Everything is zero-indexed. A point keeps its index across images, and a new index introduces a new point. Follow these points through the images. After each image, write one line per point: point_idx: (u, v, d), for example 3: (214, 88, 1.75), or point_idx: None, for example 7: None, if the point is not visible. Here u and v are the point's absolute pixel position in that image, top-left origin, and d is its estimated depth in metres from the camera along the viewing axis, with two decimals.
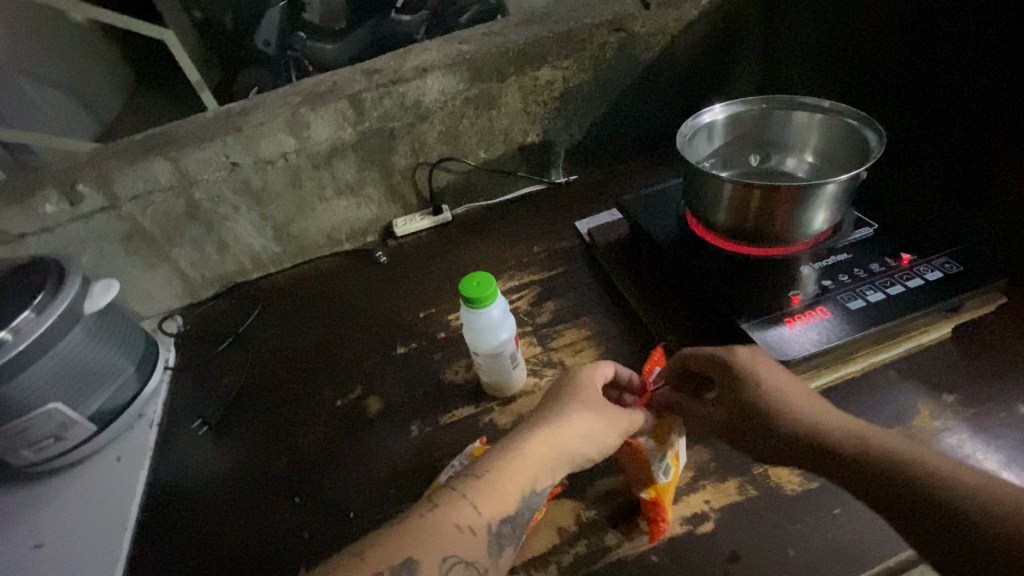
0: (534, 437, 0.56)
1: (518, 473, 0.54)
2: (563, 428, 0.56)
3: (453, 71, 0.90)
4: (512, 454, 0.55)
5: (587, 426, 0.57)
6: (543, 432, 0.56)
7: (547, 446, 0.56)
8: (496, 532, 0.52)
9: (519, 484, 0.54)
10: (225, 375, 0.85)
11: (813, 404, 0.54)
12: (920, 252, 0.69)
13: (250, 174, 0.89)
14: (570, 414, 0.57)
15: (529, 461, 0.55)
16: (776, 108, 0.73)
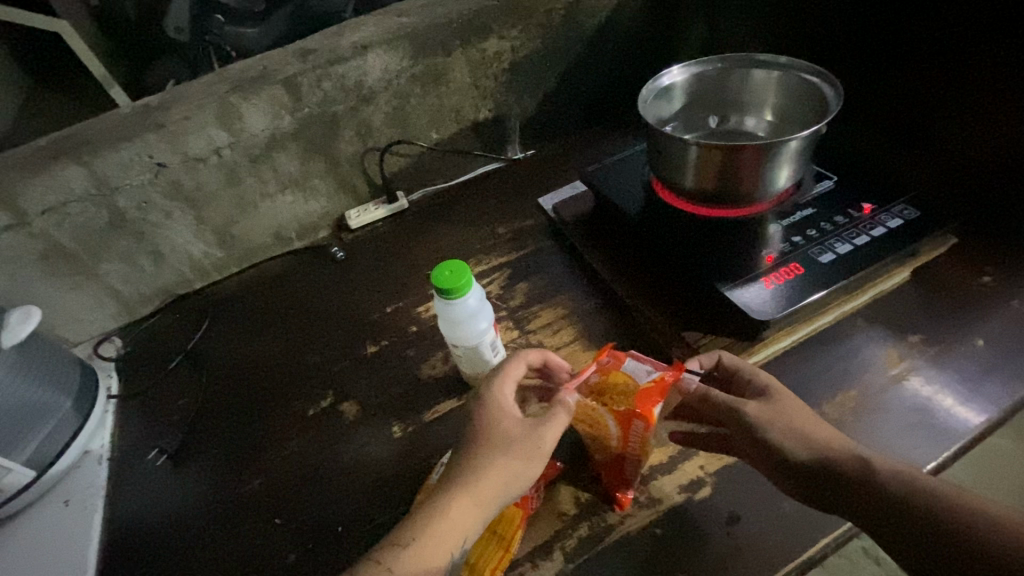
0: (457, 500, 0.48)
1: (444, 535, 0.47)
2: (471, 487, 0.49)
3: (395, 47, 0.84)
4: (436, 515, 0.48)
5: (516, 472, 0.50)
6: (471, 486, 0.49)
7: (467, 505, 0.48)
8: None
9: (448, 547, 0.47)
10: (179, 397, 0.78)
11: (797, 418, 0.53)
12: (879, 201, 0.71)
13: (180, 174, 0.81)
14: (489, 464, 0.50)
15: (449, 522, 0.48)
16: (733, 68, 0.72)
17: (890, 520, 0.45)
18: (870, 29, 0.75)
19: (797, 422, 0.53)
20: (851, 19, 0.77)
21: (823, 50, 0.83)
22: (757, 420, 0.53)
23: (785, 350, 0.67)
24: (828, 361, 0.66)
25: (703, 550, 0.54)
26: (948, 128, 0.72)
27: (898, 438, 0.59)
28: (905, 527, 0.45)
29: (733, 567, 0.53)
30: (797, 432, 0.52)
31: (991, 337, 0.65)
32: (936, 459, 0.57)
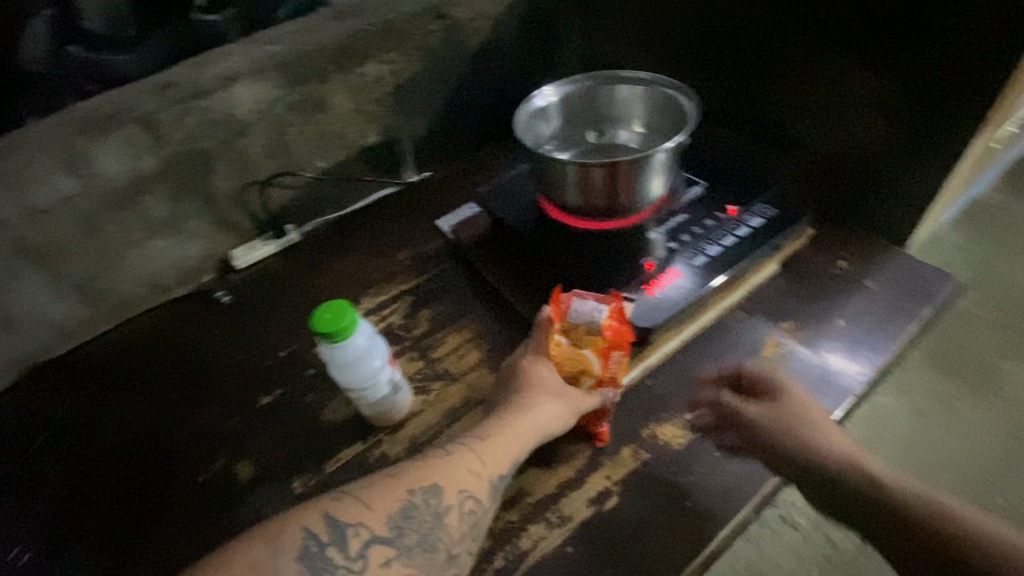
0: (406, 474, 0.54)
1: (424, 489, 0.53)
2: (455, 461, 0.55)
3: (265, 77, 0.80)
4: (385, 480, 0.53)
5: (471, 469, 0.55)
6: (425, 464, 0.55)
7: (443, 474, 0.54)
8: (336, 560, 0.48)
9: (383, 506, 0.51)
10: (43, 482, 0.69)
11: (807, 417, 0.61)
12: (742, 202, 0.76)
13: (22, 231, 0.72)
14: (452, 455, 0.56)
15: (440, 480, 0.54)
16: (599, 85, 0.75)
17: (868, 514, 0.55)
18: (727, 43, 0.82)
19: (794, 417, 0.61)
20: (708, 34, 0.83)
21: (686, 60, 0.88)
22: (761, 419, 0.61)
23: (675, 351, 0.70)
24: (717, 356, 0.70)
25: (615, 561, 0.55)
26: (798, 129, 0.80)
27: None
28: (906, 543, 0.52)
29: (644, 573, 0.54)
30: (797, 436, 0.59)
31: (851, 317, 0.72)
32: None
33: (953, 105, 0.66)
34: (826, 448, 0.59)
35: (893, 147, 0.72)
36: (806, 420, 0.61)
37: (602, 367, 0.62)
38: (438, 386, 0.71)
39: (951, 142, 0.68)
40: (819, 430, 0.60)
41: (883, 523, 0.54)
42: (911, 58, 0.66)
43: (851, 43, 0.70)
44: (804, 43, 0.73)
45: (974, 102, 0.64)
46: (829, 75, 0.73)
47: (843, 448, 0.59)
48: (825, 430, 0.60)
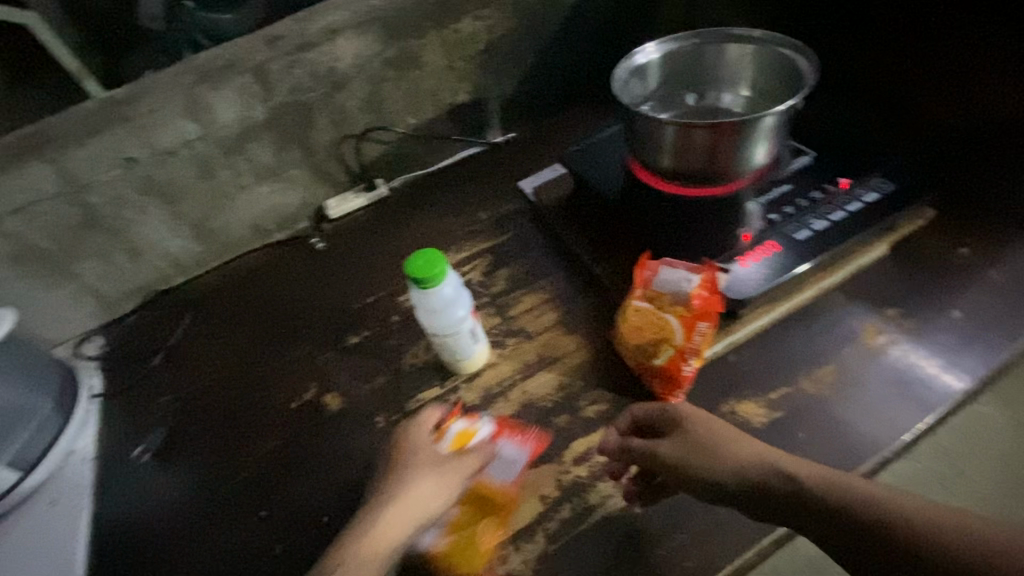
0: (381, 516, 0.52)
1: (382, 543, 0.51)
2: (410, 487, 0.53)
3: (367, 31, 0.82)
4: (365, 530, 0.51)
5: (433, 486, 0.54)
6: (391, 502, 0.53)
7: (402, 509, 0.52)
8: None
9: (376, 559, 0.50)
10: (162, 394, 0.78)
11: (726, 444, 0.53)
12: (855, 175, 0.71)
13: (151, 168, 0.79)
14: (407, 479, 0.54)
15: (389, 525, 0.52)
16: (707, 43, 0.71)
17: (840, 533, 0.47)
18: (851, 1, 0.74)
19: (709, 442, 0.53)
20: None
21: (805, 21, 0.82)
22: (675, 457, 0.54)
23: (763, 329, 0.67)
24: (808, 338, 0.66)
25: (684, 528, 0.55)
26: (924, 99, 0.72)
27: (875, 414, 0.60)
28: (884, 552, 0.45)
29: (713, 545, 0.54)
30: (722, 463, 0.52)
31: (968, 309, 0.65)
32: (909, 431, 0.58)
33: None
34: (731, 458, 0.52)
35: None
36: (692, 427, 0.54)
37: (686, 337, 0.60)
38: (514, 342, 0.72)
39: None
40: (706, 443, 0.53)
41: (826, 529, 0.47)
42: None
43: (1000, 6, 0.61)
44: (940, 6, 0.65)
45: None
46: (970, 43, 0.65)
47: (743, 451, 0.52)
48: (716, 433, 0.54)
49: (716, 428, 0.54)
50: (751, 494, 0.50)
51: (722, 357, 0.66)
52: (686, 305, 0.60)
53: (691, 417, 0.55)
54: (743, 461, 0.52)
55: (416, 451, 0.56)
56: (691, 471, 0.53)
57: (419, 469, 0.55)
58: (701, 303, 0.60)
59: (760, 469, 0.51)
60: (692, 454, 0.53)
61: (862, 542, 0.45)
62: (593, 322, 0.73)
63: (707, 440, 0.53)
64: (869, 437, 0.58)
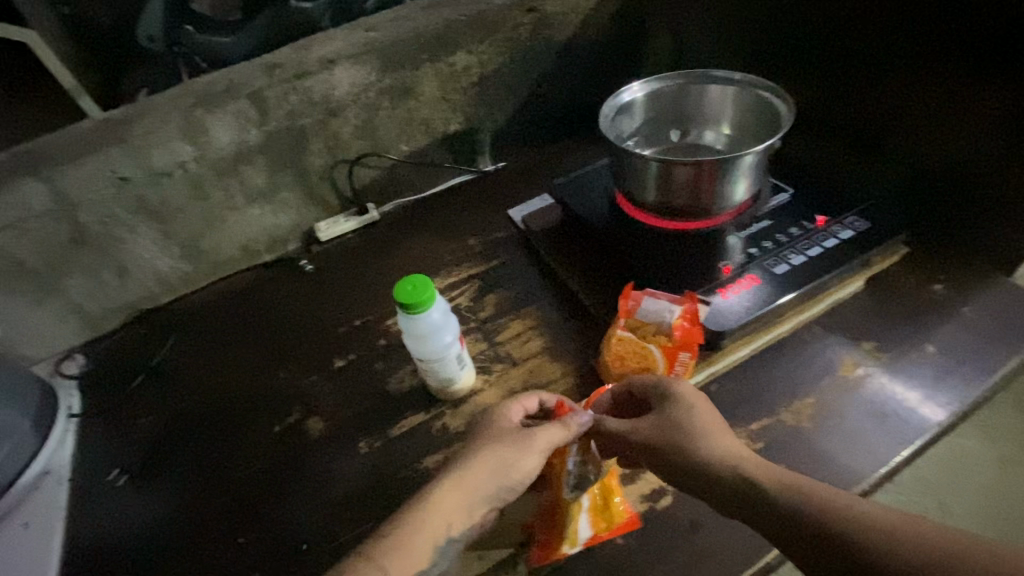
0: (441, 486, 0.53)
1: (440, 515, 0.51)
2: (472, 464, 0.54)
3: (363, 61, 0.85)
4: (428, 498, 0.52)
5: (495, 463, 0.54)
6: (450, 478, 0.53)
7: (461, 484, 0.53)
8: None
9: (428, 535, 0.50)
10: (143, 415, 0.77)
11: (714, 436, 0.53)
12: (832, 212, 0.73)
13: (144, 189, 0.80)
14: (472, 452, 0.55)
15: (448, 500, 0.52)
16: (691, 84, 0.74)
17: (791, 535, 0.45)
18: (834, 45, 0.78)
19: (696, 432, 0.53)
20: (814, 36, 0.80)
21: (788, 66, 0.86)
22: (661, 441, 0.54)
23: (744, 360, 0.69)
24: (788, 370, 0.68)
25: (664, 560, 0.55)
26: (898, 141, 0.75)
27: (853, 445, 0.61)
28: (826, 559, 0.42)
29: None
30: (703, 453, 0.52)
31: (941, 345, 0.67)
32: (887, 464, 0.59)
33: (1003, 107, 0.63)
34: (702, 446, 0.52)
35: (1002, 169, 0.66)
36: (683, 417, 0.55)
37: (668, 367, 0.62)
38: (500, 368, 0.73)
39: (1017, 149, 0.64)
40: (684, 428, 0.54)
41: (772, 522, 0.46)
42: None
43: (965, 55, 0.64)
44: (914, 53, 0.69)
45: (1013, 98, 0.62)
46: (940, 88, 0.68)
47: (716, 444, 0.52)
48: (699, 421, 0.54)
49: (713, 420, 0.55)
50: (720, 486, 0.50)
51: (704, 387, 0.67)
52: (668, 335, 0.62)
53: (687, 409, 0.55)
54: (716, 451, 0.52)
55: (494, 430, 0.57)
56: (675, 457, 0.53)
57: (492, 445, 0.56)
58: (684, 334, 0.61)
59: (734, 460, 0.51)
60: (669, 438, 0.54)
61: (806, 543, 0.43)
62: (578, 349, 0.73)
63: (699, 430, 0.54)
64: (848, 470, 0.59)
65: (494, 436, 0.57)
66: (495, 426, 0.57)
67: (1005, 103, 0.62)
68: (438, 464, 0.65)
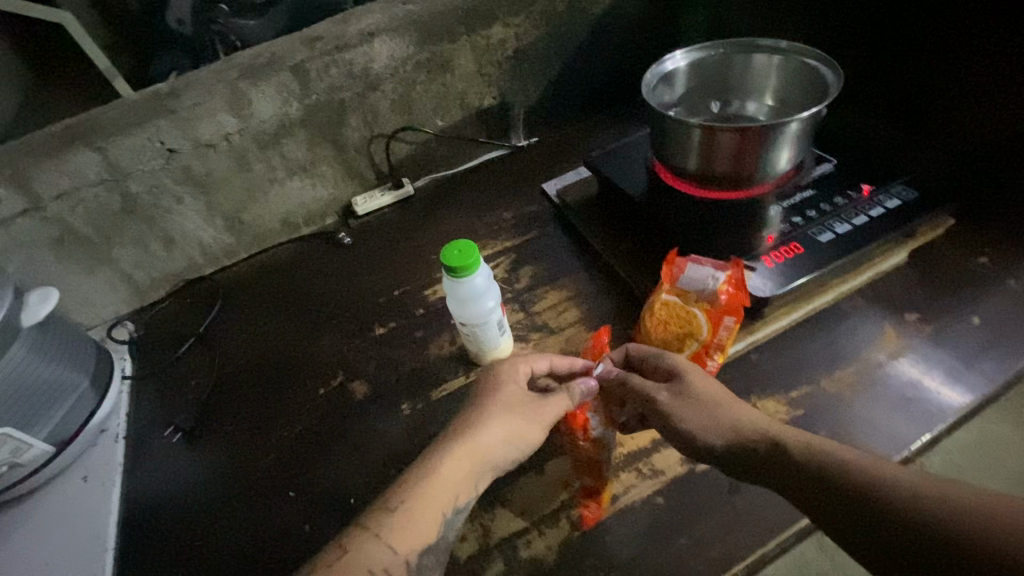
0: (451, 456, 0.54)
1: (445, 485, 0.53)
2: (480, 434, 0.55)
3: (401, 34, 0.85)
4: (433, 471, 0.53)
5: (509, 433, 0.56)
6: (461, 444, 0.55)
7: (467, 455, 0.54)
8: (417, 565, 0.50)
9: (439, 506, 0.52)
10: (192, 378, 0.80)
11: (725, 405, 0.54)
12: (877, 182, 0.73)
13: (190, 160, 0.82)
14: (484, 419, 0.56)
15: (455, 469, 0.54)
16: (734, 52, 0.73)
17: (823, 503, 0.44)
18: (877, 15, 0.76)
19: (705, 399, 0.55)
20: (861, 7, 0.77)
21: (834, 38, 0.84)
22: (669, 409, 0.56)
23: (785, 329, 0.69)
24: (828, 340, 0.68)
25: (705, 520, 0.56)
26: (939, 111, 0.74)
27: (896, 414, 0.61)
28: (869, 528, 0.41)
29: (734, 537, 0.55)
30: (713, 419, 0.53)
31: (989, 316, 0.66)
32: (931, 432, 0.59)
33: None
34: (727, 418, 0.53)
35: None
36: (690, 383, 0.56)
37: (712, 333, 0.62)
38: (538, 337, 0.74)
39: None
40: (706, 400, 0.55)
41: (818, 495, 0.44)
42: None
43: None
44: (957, 20, 0.67)
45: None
46: (986, 56, 0.66)
47: (723, 409, 0.54)
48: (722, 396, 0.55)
49: (719, 389, 0.56)
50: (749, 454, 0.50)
51: (745, 355, 0.67)
52: (713, 302, 0.62)
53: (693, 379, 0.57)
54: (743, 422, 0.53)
55: (505, 400, 0.58)
56: (686, 424, 0.54)
57: (499, 418, 0.56)
58: (730, 303, 0.61)
59: (759, 430, 0.51)
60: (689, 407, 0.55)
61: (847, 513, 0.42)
62: (615, 319, 0.74)
63: (708, 398, 0.55)
64: (891, 438, 0.59)
65: (506, 407, 0.57)
66: (506, 398, 0.58)
67: None
68: None
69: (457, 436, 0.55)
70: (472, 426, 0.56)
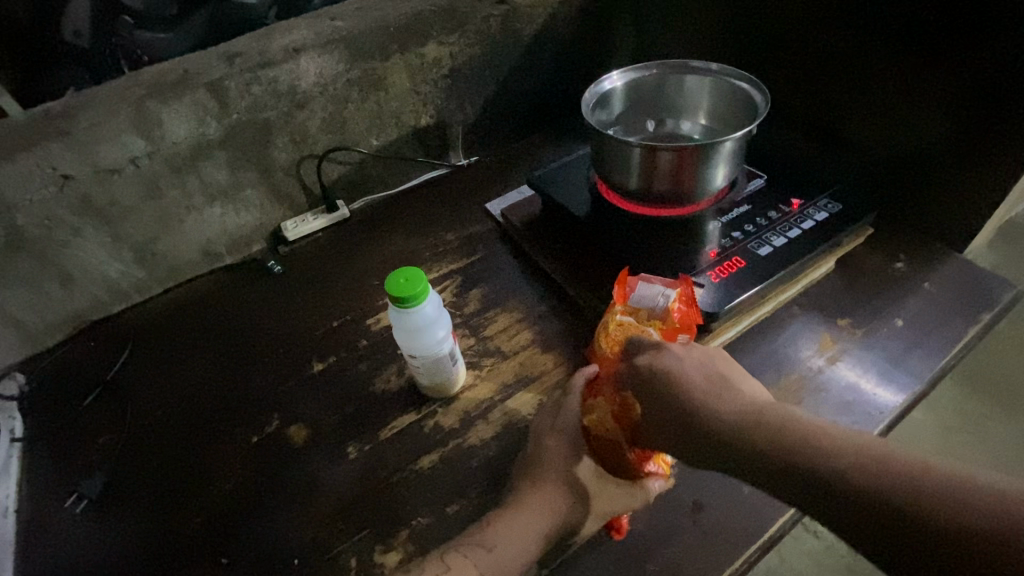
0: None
1: (507, 548, 0.52)
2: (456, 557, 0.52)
3: (330, 51, 0.80)
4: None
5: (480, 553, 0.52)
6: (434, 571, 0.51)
7: (538, 516, 0.54)
8: None
9: None
10: (99, 435, 0.70)
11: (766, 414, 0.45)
12: (806, 196, 0.77)
13: (90, 187, 0.73)
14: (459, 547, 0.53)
15: (518, 530, 0.53)
16: (668, 73, 0.75)
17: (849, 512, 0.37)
18: (798, 40, 0.82)
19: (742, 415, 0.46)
20: (779, 29, 0.84)
21: (757, 60, 0.89)
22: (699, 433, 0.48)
23: (732, 340, 0.71)
24: (771, 349, 0.70)
25: (673, 542, 0.55)
26: (852, 129, 0.81)
27: (840, 418, 0.63)
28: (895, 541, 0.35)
29: (701, 556, 0.54)
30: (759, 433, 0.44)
31: (910, 317, 0.71)
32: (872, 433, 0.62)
33: (936, 93, 0.70)
34: (711, 402, 0.49)
35: (957, 149, 0.71)
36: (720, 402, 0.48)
37: None
38: (490, 363, 0.71)
39: (944, 133, 0.71)
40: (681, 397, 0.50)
41: (820, 495, 0.39)
42: (982, 68, 0.65)
43: (928, 43, 0.68)
44: (864, 46, 0.74)
45: (946, 83, 0.68)
46: (888, 79, 0.74)
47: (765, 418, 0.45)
48: (697, 383, 0.51)
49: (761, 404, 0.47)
50: (734, 444, 0.45)
51: None
52: (665, 320, 0.62)
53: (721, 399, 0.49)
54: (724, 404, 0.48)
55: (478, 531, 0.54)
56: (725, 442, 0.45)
57: (556, 486, 0.56)
58: (682, 322, 0.61)
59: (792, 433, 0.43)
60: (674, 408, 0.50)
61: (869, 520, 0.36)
62: (568, 339, 0.73)
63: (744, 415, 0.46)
64: None
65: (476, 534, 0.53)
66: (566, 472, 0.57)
67: (952, 93, 0.68)
68: (434, 463, 0.63)
69: (523, 501, 0.55)
70: (532, 495, 0.55)
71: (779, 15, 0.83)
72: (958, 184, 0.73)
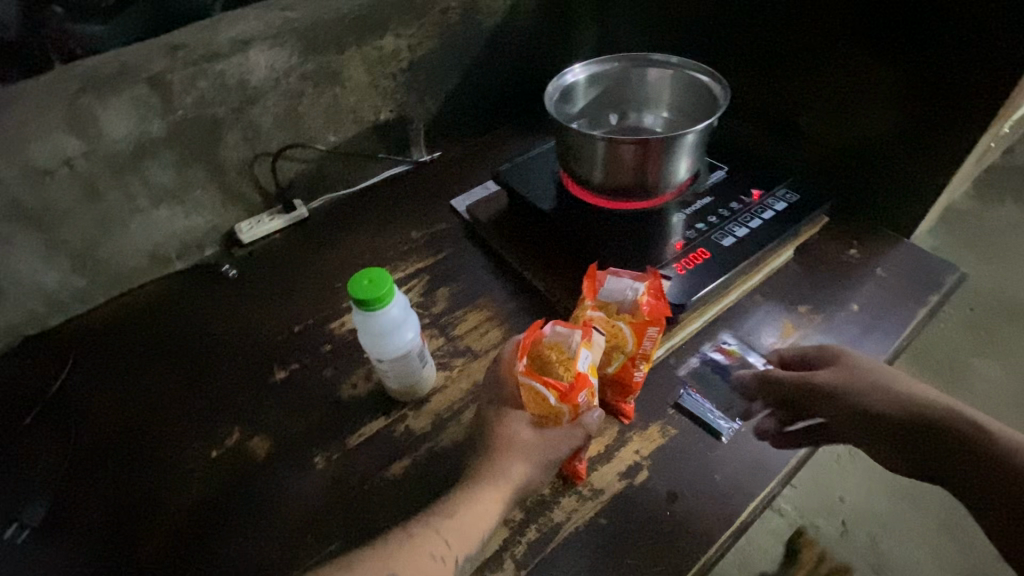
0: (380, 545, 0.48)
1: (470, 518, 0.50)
2: None
3: (281, 44, 0.77)
4: None
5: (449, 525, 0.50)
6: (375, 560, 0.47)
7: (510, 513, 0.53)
8: None
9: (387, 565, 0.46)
10: (39, 457, 0.65)
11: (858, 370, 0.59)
12: (765, 186, 0.78)
13: (19, 190, 0.67)
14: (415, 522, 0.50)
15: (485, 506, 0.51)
16: (629, 67, 0.75)
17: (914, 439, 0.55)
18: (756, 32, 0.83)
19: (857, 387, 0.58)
20: (735, 23, 0.85)
21: (714, 54, 0.91)
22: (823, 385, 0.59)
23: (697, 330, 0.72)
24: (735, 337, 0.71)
25: (648, 533, 0.56)
26: (807, 120, 0.84)
27: None
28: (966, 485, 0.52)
29: (677, 547, 0.55)
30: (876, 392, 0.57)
31: (865, 301, 0.74)
32: None
33: (884, 83, 0.73)
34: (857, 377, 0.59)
35: (904, 139, 0.74)
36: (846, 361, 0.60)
37: (636, 344, 0.59)
38: (461, 363, 0.70)
39: (892, 122, 0.74)
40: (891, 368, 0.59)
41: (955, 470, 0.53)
42: (924, 60, 0.68)
43: (875, 37, 0.71)
44: (818, 38, 0.76)
45: (893, 75, 0.71)
46: (840, 71, 0.76)
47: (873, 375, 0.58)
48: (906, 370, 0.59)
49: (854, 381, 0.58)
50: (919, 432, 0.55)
51: (663, 361, 0.69)
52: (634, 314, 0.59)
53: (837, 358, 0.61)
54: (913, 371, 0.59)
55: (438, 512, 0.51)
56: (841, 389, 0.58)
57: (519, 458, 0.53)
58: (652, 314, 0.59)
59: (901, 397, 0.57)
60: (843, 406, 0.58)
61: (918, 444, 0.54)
62: None
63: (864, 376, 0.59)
64: None
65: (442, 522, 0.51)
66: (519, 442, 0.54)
67: (899, 84, 0.71)
68: (406, 468, 0.61)
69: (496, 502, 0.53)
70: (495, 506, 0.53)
71: (734, 9, 0.84)
72: (904, 173, 0.77)
